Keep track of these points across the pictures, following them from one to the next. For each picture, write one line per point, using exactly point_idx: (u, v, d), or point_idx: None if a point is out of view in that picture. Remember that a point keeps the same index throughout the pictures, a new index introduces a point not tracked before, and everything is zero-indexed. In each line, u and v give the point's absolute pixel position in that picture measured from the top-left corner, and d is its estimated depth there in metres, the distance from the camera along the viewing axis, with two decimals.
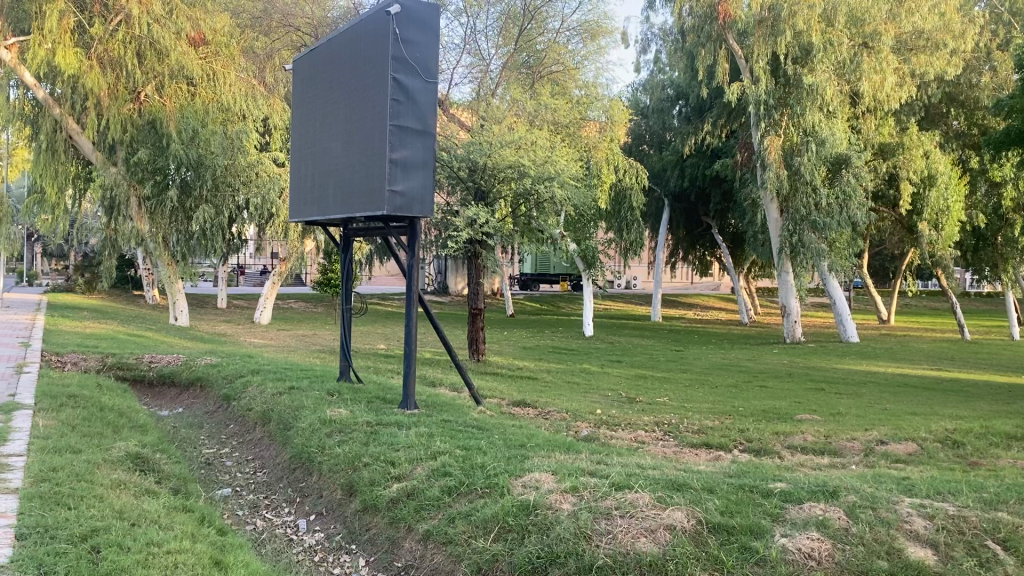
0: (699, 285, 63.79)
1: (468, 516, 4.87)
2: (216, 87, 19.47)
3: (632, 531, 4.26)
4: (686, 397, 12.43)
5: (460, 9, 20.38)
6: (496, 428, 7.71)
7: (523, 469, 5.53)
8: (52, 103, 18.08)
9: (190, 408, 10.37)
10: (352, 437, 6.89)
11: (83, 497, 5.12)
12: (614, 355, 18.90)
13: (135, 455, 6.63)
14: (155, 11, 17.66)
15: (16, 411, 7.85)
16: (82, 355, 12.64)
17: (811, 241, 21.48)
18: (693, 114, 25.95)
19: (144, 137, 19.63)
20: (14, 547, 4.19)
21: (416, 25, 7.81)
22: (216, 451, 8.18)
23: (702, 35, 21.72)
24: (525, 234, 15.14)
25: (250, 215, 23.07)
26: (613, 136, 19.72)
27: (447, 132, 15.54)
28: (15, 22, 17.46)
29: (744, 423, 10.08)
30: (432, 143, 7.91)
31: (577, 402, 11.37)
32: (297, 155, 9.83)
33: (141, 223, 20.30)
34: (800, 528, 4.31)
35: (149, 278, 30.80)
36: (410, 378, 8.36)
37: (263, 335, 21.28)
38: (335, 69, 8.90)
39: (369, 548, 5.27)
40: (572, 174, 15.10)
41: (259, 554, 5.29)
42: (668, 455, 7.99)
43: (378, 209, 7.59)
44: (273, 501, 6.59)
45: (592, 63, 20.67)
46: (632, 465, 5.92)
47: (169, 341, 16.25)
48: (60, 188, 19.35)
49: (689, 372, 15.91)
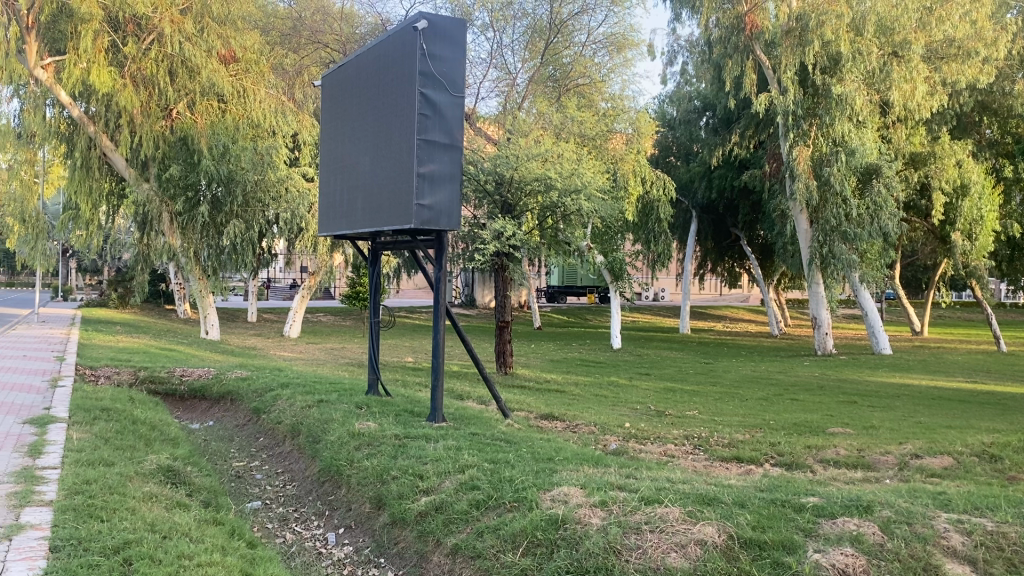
0: (729, 297, 63.22)
1: (497, 530, 4.84)
2: (246, 103, 19.62)
3: (662, 545, 4.21)
4: (715, 411, 12.31)
5: (486, 24, 20.50)
6: (524, 442, 7.67)
7: (552, 483, 5.49)
8: (86, 121, 18.53)
9: (221, 421, 10.48)
10: (381, 450, 6.89)
11: (115, 510, 5.17)
12: (642, 368, 18.77)
13: (166, 468, 6.68)
14: (187, 29, 18.03)
15: (51, 425, 7.98)
16: (115, 369, 12.84)
17: (841, 251, 21.24)
18: (721, 125, 25.96)
19: (176, 153, 19.92)
20: (48, 559, 4.24)
21: (444, 39, 7.85)
22: (247, 464, 8.24)
23: (729, 46, 21.57)
24: (551, 246, 15.22)
25: (281, 229, 23.33)
26: (640, 148, 19.49)
27: (474, 146, 15.62)
28: (52, 42, 17.70)
29: (775, 437, 9.96)
30: (460, 157, 7.94)
31: (606, 416, 11.29)
32: (326, 169, 9.92)
33: (174, 239, 20.62)
34: (833, 544, 4.24)
35: (181, 292, 31.18)
36: (438, 392, 8.34)
37: (293, 349, 21.43)
38: (364, 84, 8.98)
39: (398, 562, 5.29)
40: (599, 186, 14.99)
41: (289, 567, 5.33)
42: (698, 469, 7.91)
43: (405, 223, 7.62)
44: (302, 514, 6.62)
45: (619, 75, 20.68)
46: (662, 479, 5.86)
47: (200, 354, 16.40)
48: (95, 204, 19.72)
49: (719, 385, 15.73)
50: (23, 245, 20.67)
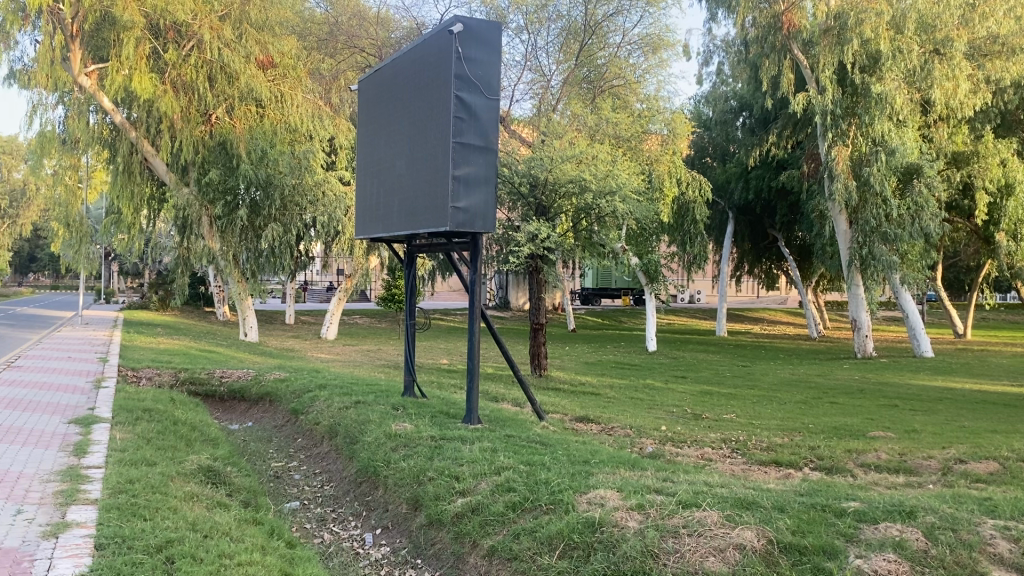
0: (767, 299, 62.55)
1: (533, 532, 4.84)
2: (284, 108, 19.88)
3: (700, 550, 4.17)
4: (753, 414, 12.18)
5: (520, 26, 20.50)
6: (559, 444, 7.66)
7: (589, 485, 5.47)
8: (128, 127, 18.93)
9: (259, 422, 10.60)
10: (417, 451, 6.92)
11: (157, 509, 5.25)
12: (678, 370, 18.61)
13: (207, 467, 6.78)
14: (226, 35, 18.29)
15: (95, 425, 8.15)
16: (157, 370, 13.04)
17: (882, 253, 20.90)
18: (759, 125, 25.68)
19: (215, 158, 20.24)
20: (94, 557, 4.31)
21: (478, 42, 7.87)
22: (285, 464, 8.33)
23: (766, 45, 21.33)
24: (586, 248, 15.14)
25: (317, 232, 23.53)
26: (676, 148, 19.33)
27: (509, 149, 15.63)
28: (95, 49, 18.08)
29: (815, 441, 9.83)
30: (495, 159, 7.95)
31: (642, 419, 11.23)
32: (363, 172, 10.00)
33: (212, 242, 20.90)
34: (876, 550, 4.17)
35: (220, 295, 31.63)
36: (473, 394, 8.34)
37: (329, 351, 21.56)
38: (400, 87, 9.03)
39: (435, 563, 5.31)
40: (634, 188, 14.88)
41: (327, 567, 5.39)
42: (737, 473, 7.84)
43: (441, 226, 7.65)
44: (340, 514, 6.68)
45: (654, 76, 20.64)
46: (700, 483, 5.81)
47: (238, 356, 16.59)
48: (136, 208, 20.11)
49: (757, 388, 15.55)
50: (67, 248, 21.03)
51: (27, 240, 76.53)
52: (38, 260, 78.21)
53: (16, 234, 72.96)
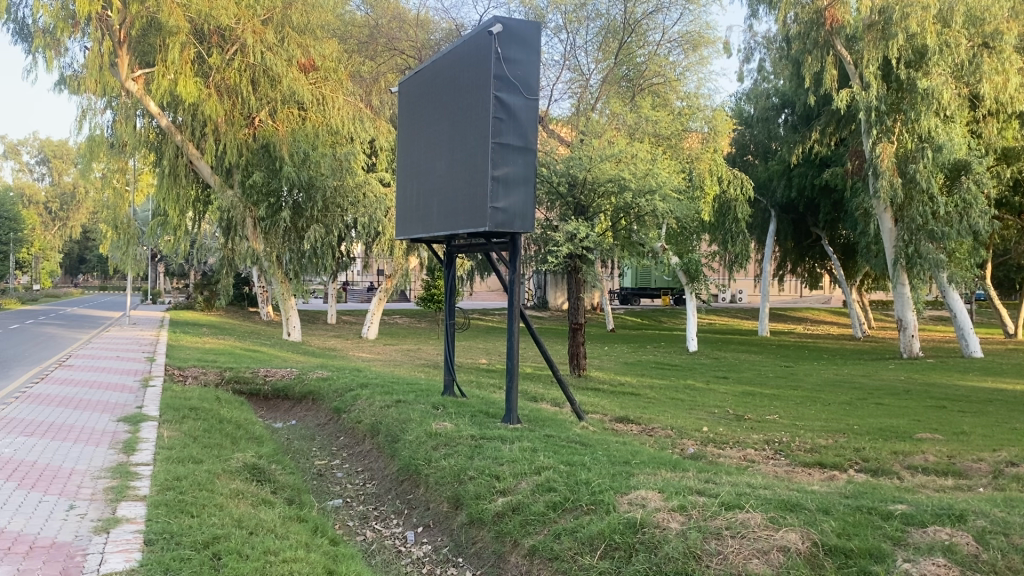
0: (810, 299, 61.68)
1: (574, 532, 4.83)
2: (326, 110, 20.10)
3: (744, 552, 4.13)
4: (796, 415, 12.01)
5: (559, 26, 20.50)
6: (600, 445, 7.65)
7: (629, 486, 5.44)
8: (174, 131, 19.31)
9: (303, 421, 10.71)
10: (458, 450, 6.95)
11: (205, 506, 5.33)
12: (720, 371, 18.45)
13: (252, 465, 6.89)
14: (268, 39, 18.60)
15: (144, 423, 8.31)
16: (203, 369, 13.26)
17: (928, 251, 20.49)
18: (801, 122, 25.34)
19: (258, 160, 20.53)
20: (144, 552, 4.41)
21: (518, 43, 7.88)
22: (328, 462, 8.43)
23: (808, 42, 21.15)
24: (625, 247, 15.09)
25: (358, 233, 23.69)
26: (716, 146, 19.13)
27: (548, 148, 15.64)
28: (142, 55, 18.45)
29: (860, 442, 9.68)
30: (535, 159, 7.94)
31: (683, 419, 11.16)
32: (403, 174, 10.06)
33: (256, 243, 21.25)
34: (924, 553, 4.09)
35: (264, 295, 32.11)
36: (512, 394, 8.35)
37: (370, 350, 21.74)
38: (440, 89, 9.07)
39: (476, 562, 5.33)
40: (674, 186, 14.76)
41: (370, 564, 5.45)
42: (780, 475, 7.75)
43: (480, 226, 7.67)
44: (382, 512, 6.75)
45: (695, 74, 20.49)
46: (743, 484, 5.76)
47: (282, 355, 16.81)
48: (182, 210, 20.49)
49: (801, 388, 15.36)
50: (116, 250, 21.49)
51: (76, 242, 78.20)
52: (87, 262, 79.82)
53: (66, 237, 74.60)
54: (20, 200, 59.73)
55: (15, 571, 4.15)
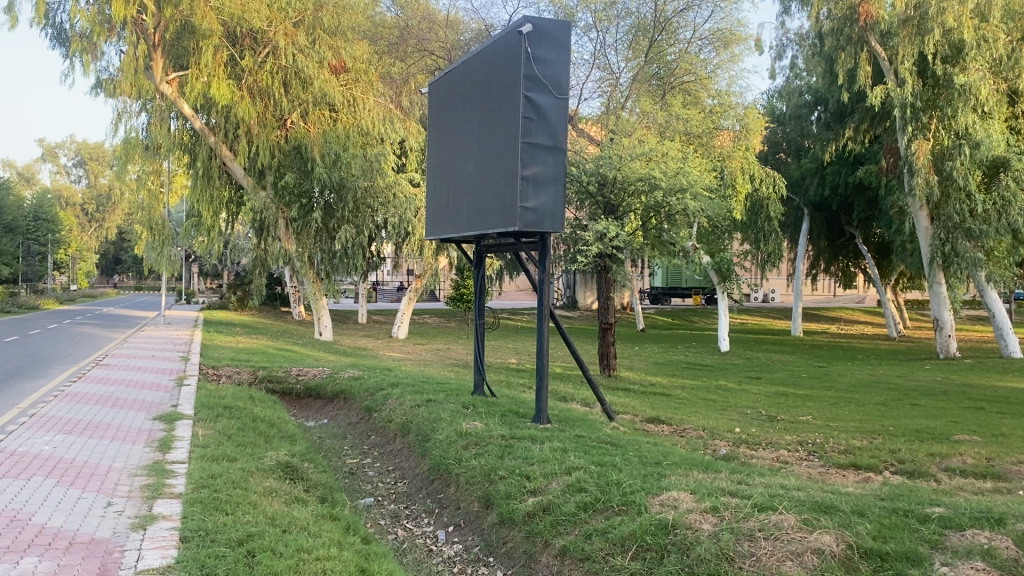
0: (844, 298, 60.90)
1: (605, 532, 4.81)
2: (356, 112, 20.27)
3: (777, 554, 4.08)
4: (830, 416, 11.87)
5: (589, 24, 20.46)
6: (631, 445, 7.62)
7: (660, 488, 5.41)
8: (207, 133, 19.57)
9: (334, 420, 10.79)
10: (488, 450, 6.96)
11: (238, 503, 5.40)
12: (752, 371, 18.29)
13: (285, 464, 6.95)
14: (300, 42, 18.73)
15: (179, 422, 8.42)
16: (236, 368, 13.41)
17: (965, 249, 20.16)
18: (834, 119, 25.01)
19: (290, 162, 20.71)
20: (180, 549, 4.46)
21: (549, 43, 7.86)
22: (360, 461, 8.50)
23: (841, 38, 20.76)
24: (655, 246, 15.00)
25: (389, 234, 23.77)
26: (748, 144, 18.98)
27: (577, 147, 15.60)
28: (176, 58, 18.70)
29: (895, 444, 9.54)
30: (565, 159, 7.92)
31: (715, 420, 11.07)
32: (433, 174, 10.09)
33: (289, 244, 21.41)
34: (962, 557, 4.02)
35: (296, 295, 32.41)
36: (542, 394, 8.33)
37: (401, 350, 21.86)
38: (469, 90, 9.09)
39: (507, 561, 5.34)
40: (706, 185, 14.64)
41: (402, 563, 5.48)
42: (814, 476, 7.67)
43: (510, 226, 7.68)
44: (413, 510, 6.78)
45: (726, 71, 20.30)
46: (776, 486, 5.70)
47: (314, 354, 16.95)
48: (216, 211, 20.76)
49: (835, 389, 15.17)
50: (150, 250, 21.79)
51: (112, 243, 79.29)
52: (123, 262, 81.13)
53: (102, 237, 75.86)
54: (58, 201, 60.70)
55: (55, 566, 4.22)
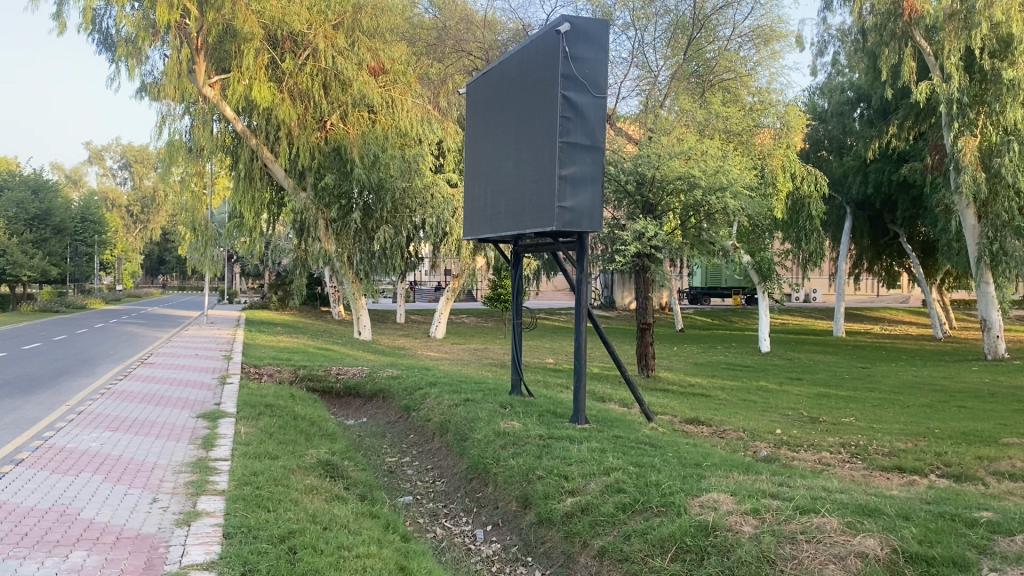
0: (888, 298, 59.86)
1: (644, 534, 4.78)
2: (395, 113, 20.48)
3: (820, 557, 4.03)
4: (874, 418, 11.66)
5: (627, 23, 20.39)
6: (670, 446, 7.56)
7: (700, 489, 5.38)
8: (249, 135, 19.86)
9: (374, 418, 10.88)
10: (526, 450, 6.96)
11: (280, 500, 5.47)
12: (794, 372, 18.05)
13: (325, 462, 7.01)
14: (339, 44, 18.94)
15: (222, 419, 8.55)
16: (277, 367, 13.59)
17: (1014, 248, 19.98)
18: (877, 117, 24.65)
19: (330, 163, 20.89)
20: (223, 545, 4.53)
21: (587, 42, 7.84)
22: (398, 459, 8.56)
23: (885, 33, 20.44)
24: (694, 246, 14.85)
25: (427, 234, 23.87)
26: (789, 142, 18.75)
27: (615, 146, 15.54)
28: (218, 61, 19.01)
29: (942, 446, 9.36)
30: (602, 158, 7.87)
31: (755, 421, 10.95)
32: (471, 174, 10.12)
33: (328, 244, 21.55)
34: (1012, 563, 3.92)
35: (335, 295, 32.72)
36: (580, 394, 8.32)
37: (439, 349, 22.00)
38: (508, 90, 9.08)
39: (546, 561, 5.34)
40: (746, 183, 14.48)
41: (440, 562, 5.50)
42: (857, 479, 7.55)
43: (547, 225, 7.66)
44: (452, 510, 6.81)
45: (766, 68, 20.14)
46: (818, 488, 5.63)
47: (353, 353, 17.10)
48: (257, 212, 21.08)
49: (879, 391, 14.89)
50: (194, 251, 22.15)
51: (157, 244, 80.69)
52: (167, 263, 82.70)
53: (147, 239, 77.33)
54: (103, 203, 61.98)
55: (104, 560, 4.31)
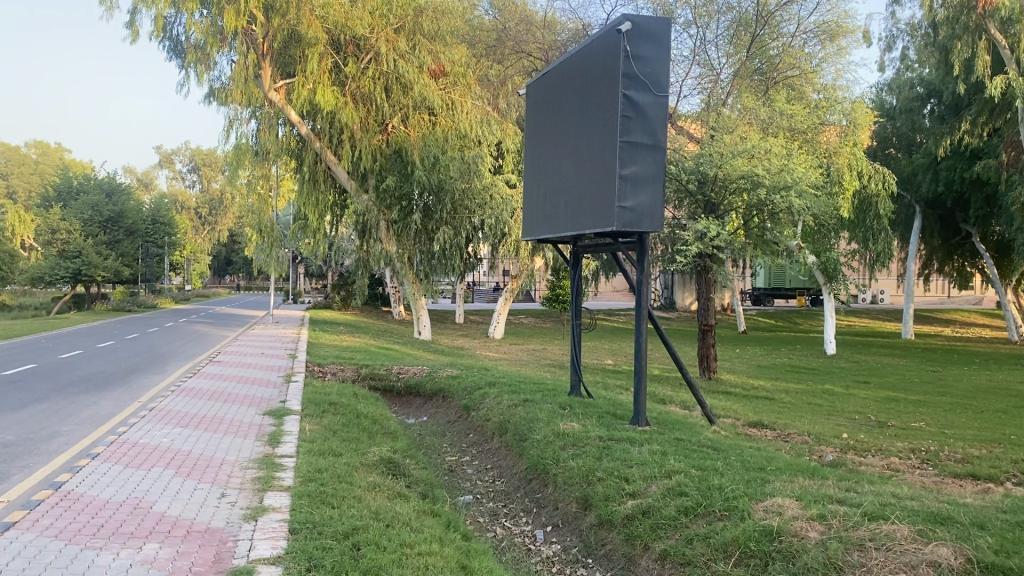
0: (961, 299, 58.05)
1: (707, 538, 4.72)
2: (455, 115, 20.57)
3: (890, 565, 3.92)
4: (946, 423, 11.31)
5: (689, 21, 20.15)
6: (733, 450, 7.46)
7: (765, 493, 5.28)
8: (312, 138, 20.24)
9: (434, 417, 10.97)
10: (586, 451, 6.94)
11: (344, 497, 5.55)
12: (861, 375, 17.62)
13: (388, 460, 7.10)
14: (400, 47, 19.18)
15: (287, 417, 8.73)
16: (340, 366, 13.80)
17: None
18: (949, 112, 23.97)
19: (392, 165, 21.15)
20: (289, 540, 4.62)
21: (649, 40, 7.78)
22: (458, 458, 8.62)
23: (958, 27, 19.49)
24: (758, 246, 14.62)
25: (486, 235, 23.98)
26: (856, 139, 18.23)
27: (677, 144, 15.44)
28: (283, 66, 19.43)
29: (1018, 454, 9.02)
30: (664, 158, 7.80)
31: (821, 425, 10.72)
32: (531, 175, 10.14)
33: (390, 245, 21.83)
34: None
35: (396, 295, 33.13)
36: (640, 396, 8.24)
37: (499, 349, 22.06)
38: (567, 91, 9.08)
39: (606, 563, 5.32)
40: (812, 182, 14.15)
41: (501, 562, 5.51)
42: (928, 485, 7.34)
43: (608, 225, 7.63)
44: (512, 510, 6.82)
45: (832, 65, 19.79)
46: (887, 495, 5.48)
47: (414, 353, 17.27)
48: (321, 213, 21.47)
49: (950, 395, 14.45)
50: (260, 252, 22.66)
51: (224, 245, 82.58)
52: (235, 264, 84.87)
53: (214, 240, 79.38)
54: (174, 206, 63.84)
55: (174, 553, 4.43)
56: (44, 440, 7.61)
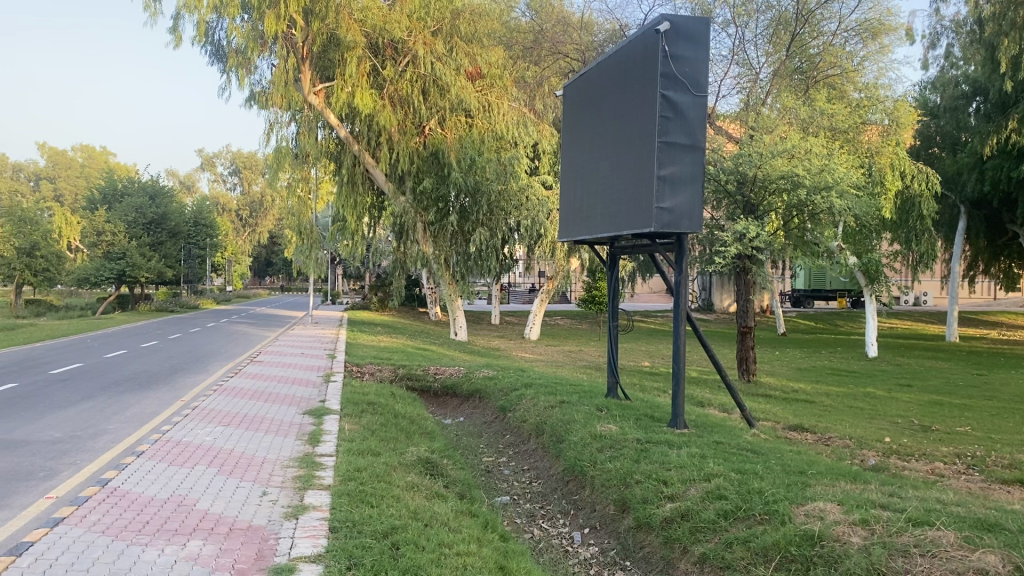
0: (1007, 301, 56.85)
1: (747, 542, 4.68)
2: (491, 117, 20.55)
3: (934, 572, 3.85)
4: (992, 428, 11.06)
5: (728, 20, 20.02)
6: (773, 453, 7.37)
7: (806, 497, 5.22)
8: (351, 140, 20.43)
9: (471, 418, 11.03)
10: (624, 453, 6.91)
11: (383, 496, 5.60)
12: (903, 378, 17.34)
13: (426, 460, 7.14)
14: (438, 50, 19.28)
15: (327, 416, 8.82)
16: (378, 366, 13.91)
17: None
18: (996, 111, 23.45)
19: (428, 167, 21.30)
20: (329, 538, 4.67)
21: (688, 40, 7.73)
22: (495, 459, 8.64)
23: (1005, 22, 18.61)
24: (798, 247, 14.48)
25: (522, 236, 24.01)
26: (898, 138, 17.99)
27: (715, 144, 15.32)
28: (322, 69, 19.64)
29: None
30: (703, 158, 7.74)
31: (862, 429, 10.56)
32: (568, 176, 10.14)
33: (427, 246, 21.97)
34: None
35: (433, 296, 33.33)
36: (678, 397, 8.20)
37: (535, 351, 22.08)
38: (605, 91, 9.06)
39: (645, 566, 5.30)
40: (853, 182, 13.93)
41: (539, 562, 5.52)
42: (974, 491, 7.19)
43: (646, 226, 7.59)
44: (549, 511, 6.83)
45: (874, 64, 19.48)
46: (932, 500, 5.38)
47: (448, 353, 17.37)
48: (359, 216, 21.71)
49: (996, 399, 14.14)
50: (299, 253, 22.95)
51: (263, 247, 83.76)
52: (274, 266, 86.12)
53: (254, 242, 80.56)
54: (215, 208, 64.90)
55: (218, 550, 4.51)
56: (91, 438, 7.78)
